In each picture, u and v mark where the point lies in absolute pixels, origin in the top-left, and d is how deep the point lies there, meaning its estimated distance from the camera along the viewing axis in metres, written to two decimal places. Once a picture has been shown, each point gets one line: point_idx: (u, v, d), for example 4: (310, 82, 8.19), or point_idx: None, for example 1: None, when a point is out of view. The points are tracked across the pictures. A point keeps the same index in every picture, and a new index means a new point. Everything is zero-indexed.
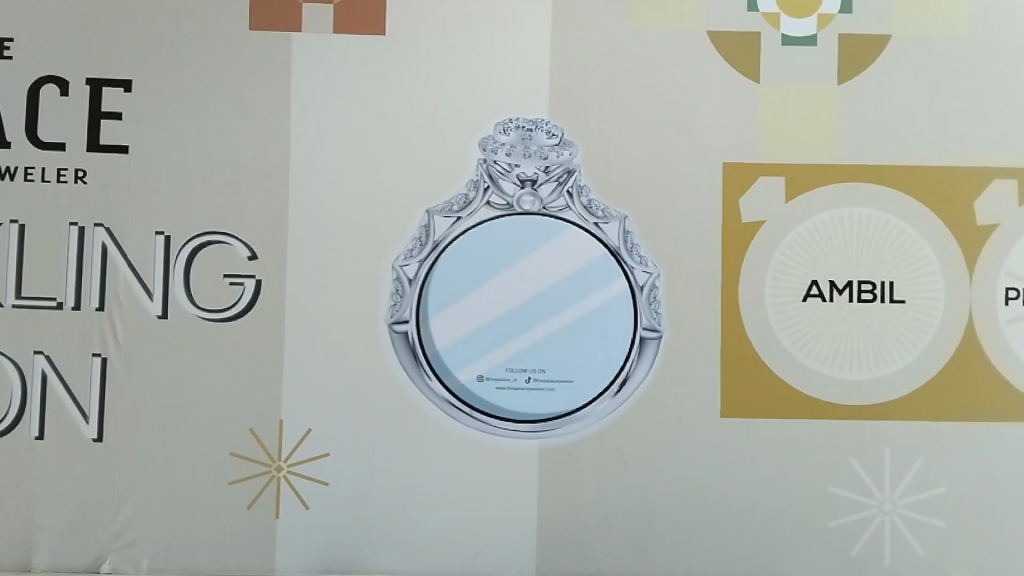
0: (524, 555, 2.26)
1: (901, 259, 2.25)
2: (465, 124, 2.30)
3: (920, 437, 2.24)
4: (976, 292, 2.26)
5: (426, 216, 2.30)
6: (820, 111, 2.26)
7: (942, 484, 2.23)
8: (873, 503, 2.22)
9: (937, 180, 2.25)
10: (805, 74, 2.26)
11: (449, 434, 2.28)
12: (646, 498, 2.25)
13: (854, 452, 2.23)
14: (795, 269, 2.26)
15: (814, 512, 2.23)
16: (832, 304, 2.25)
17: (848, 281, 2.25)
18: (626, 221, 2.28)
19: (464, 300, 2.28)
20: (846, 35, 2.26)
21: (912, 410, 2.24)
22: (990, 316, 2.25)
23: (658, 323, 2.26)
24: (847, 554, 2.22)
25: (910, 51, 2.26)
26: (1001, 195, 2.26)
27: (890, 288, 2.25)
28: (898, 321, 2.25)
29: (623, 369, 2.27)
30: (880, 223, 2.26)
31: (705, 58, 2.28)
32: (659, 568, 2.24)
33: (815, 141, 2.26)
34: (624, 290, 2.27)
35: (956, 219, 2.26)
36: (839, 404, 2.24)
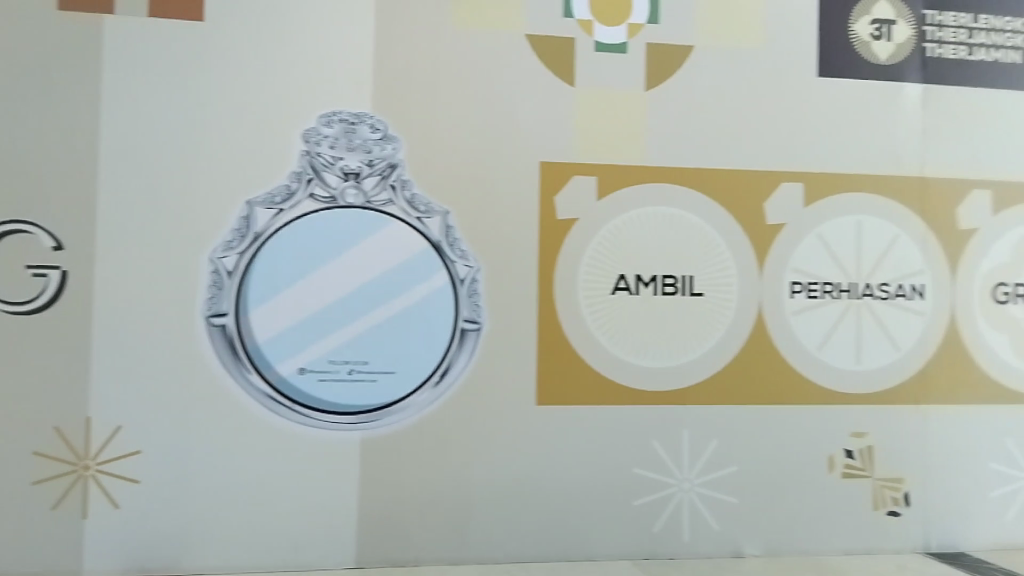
0: (344, 544, 2.28)
1: (701, 255, 2.43)
2: (287, 115, 2.29)
3: (716, 420, 2.41)
4: (765, 286, 2.45)
5: (247, 207, 2.27)
6: (629, 115, 2.39)
7: (735, 463, 2.41)
8: (673, 481, 2.38)
9: (733, 182, 2.43)
10: (616, 80, 2.39)
11: (268, 428, 2.27)
12: (464, 485, 2.32)
13: (658, 435, 2.38)
14: (606, 264, 2.39)
15: (621, 492, 2.37)
16: (639, 296, 2.40)
17: (652, 275, 2.41)
18: (448, 216, 2.34)
19: (285, 293, 2.27)
20: (652, 45, 2.40)
21: (711, 395, 2.41)
22: (776, 307, 2.45)
23: (478, 315, 2.34)
24: (649, 530, 2.38)
25: (711, 61, 2.42)
26: (786, 197, 2.45)
27: (691, 282, 2.42)
28: (699, 312, 2.42)
29: (445, 360, 2.33)
30: (683, 222, 2.42)
31: (525, 60, 2.36)
32: (475, 551, 2.32)
33: (625, 143, 2.39)
34: (445, 283, 2.33)
35: (747, 218, 2.44)
36: (645, 391, 2.38)
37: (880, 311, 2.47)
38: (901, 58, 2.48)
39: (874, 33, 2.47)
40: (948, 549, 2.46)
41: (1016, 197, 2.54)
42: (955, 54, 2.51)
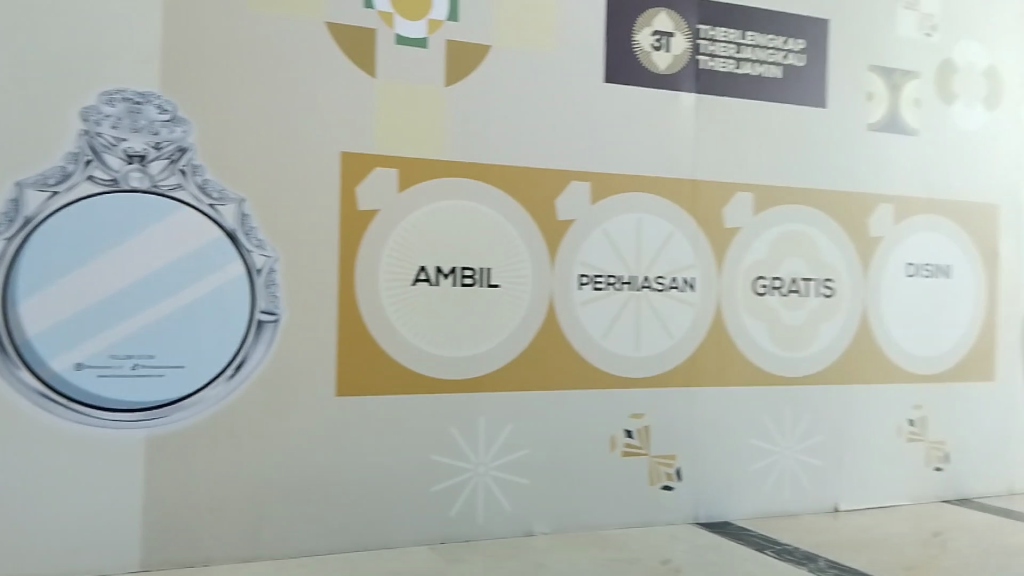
0: (127, 548, 2.17)
1: (500, 248, 2.51)
2: (61, 91, 2.12)
3: (510, 406, 2.51)
4: (556, 278, 2.57)
5: (14, 188, 2.08)
6: (430, 109, 2.43)
7: (527, 446, 2.52)
8: (469, 466, 2.46)
9: (527, 178, 2.53)
10: (416, 74, 2.42)
11: (39, 428, 2.10)
12: (258, 480, 2.27)
13: (455, 423, 2.45)
14: (406, 256, 2.41)
15: (419, 479, 2.41)
16: (438, 288, 2.44)
17: (451, 267, 2.46)
18: (243, 204, 2.26)
19: (60, 282, 2.11)
20: (452, 42, 2.45)
21: (507, 383, 2.51)
22: (567, 299, 2.58)
23: (275, 306, 2.29)
24: (446, 514, 2.44)
25: (509, 61, 2.51)
26: (576, 195, 2.59)
27: (488, 273, 2.50)
28: (497, 303, 2.50)
29: (239, 352, 2.26)
30: (481, 216, 2.49)
31: (324, 48, 2.33)
32: (271, 546, 2.29)
33: (425, 136, 2.42)
34: (240, 273, 2.27)
35: (541, 213, 2.55)
36: (444, 380, 2.44)
37: (658, 302, 2.68)
38: (678, 68, 2.69)
39: (655, 44, 2.66)
40: (714, 518, 2.72)
41: (775, 200, 2.81)
42: (725, 67, 2.74)
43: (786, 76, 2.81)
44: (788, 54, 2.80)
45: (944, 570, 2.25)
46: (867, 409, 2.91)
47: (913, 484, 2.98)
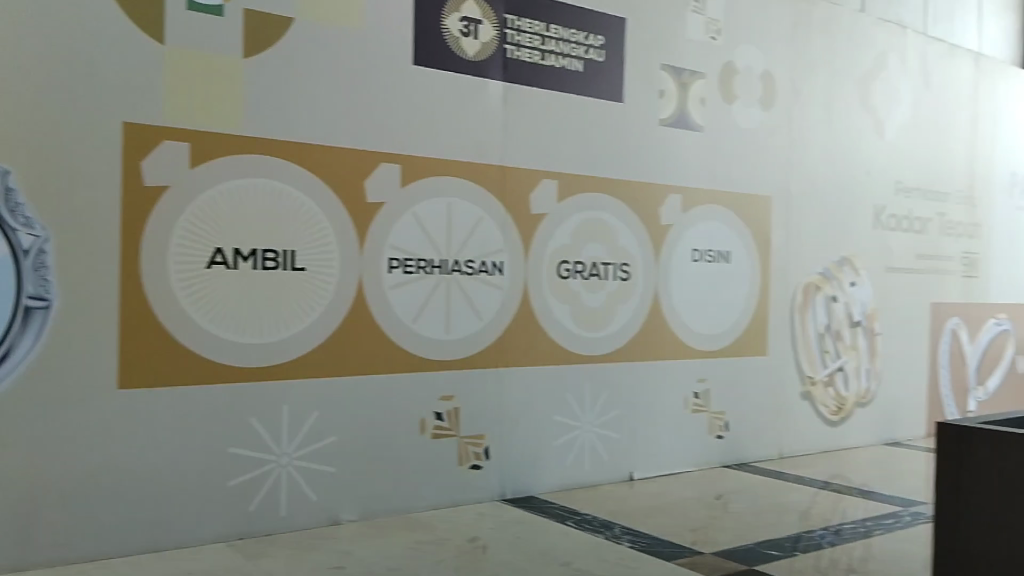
0: None
1: (304, 230, 2.41)
2: None
3: (315, 393, 2.43)
4: (365, 262, 2.50)
5: None
6: (227, 82, 2.29)
7: (333, 434, 2.46)
8: (270, 457, 2.36)
9: (334, 157, 2.45)
10: (212, 43, 2.27)
11: None
12: (28, 483, 2.04)
13: (255, 412, 2.33)
14: (201, 236, 2.25)
15: (215, 474, 2.28)
16: (237, 271, 2.31)
17: (252, 249, 2.33)
18: (6, 176, 2.01)
19: None
20: (251, 12, 2.32)
21: (311, 368, 2.43)
22: (375, 283, 2.52)
23: (46, 291, 2.06)
24: (246, 508, 2.33)
25: (313, 37, 2.42)
26: (385, 177, 2.54)
27: (292, 256, 2.39)
28: (300, 286, 2.41)
29: (4, 343, 2.01)
30: (284, 196, 2.37)
31: (105, 8, 2.13)
32: (43, 555, 2.07)
33: (222, 110, 2.28)
34: (4, 254, 2.02)
35: (349, 195, 2.47)
36: (243, 367, 2.32)
37: (466, 285, 2.70)
38: (485, 55, 2.73)
39: (463, 30, 2.67)
40: (519, 494, 2.81)
41: (576, 187, 2.92)
42: (530, 57, 2.81)
43: (587, 71, 2.93)
44: (588, 49, 2.92)
45: (723, 530, 2.46)
46: (656, 385, 3.12)
47: (697, 452, 3.24)
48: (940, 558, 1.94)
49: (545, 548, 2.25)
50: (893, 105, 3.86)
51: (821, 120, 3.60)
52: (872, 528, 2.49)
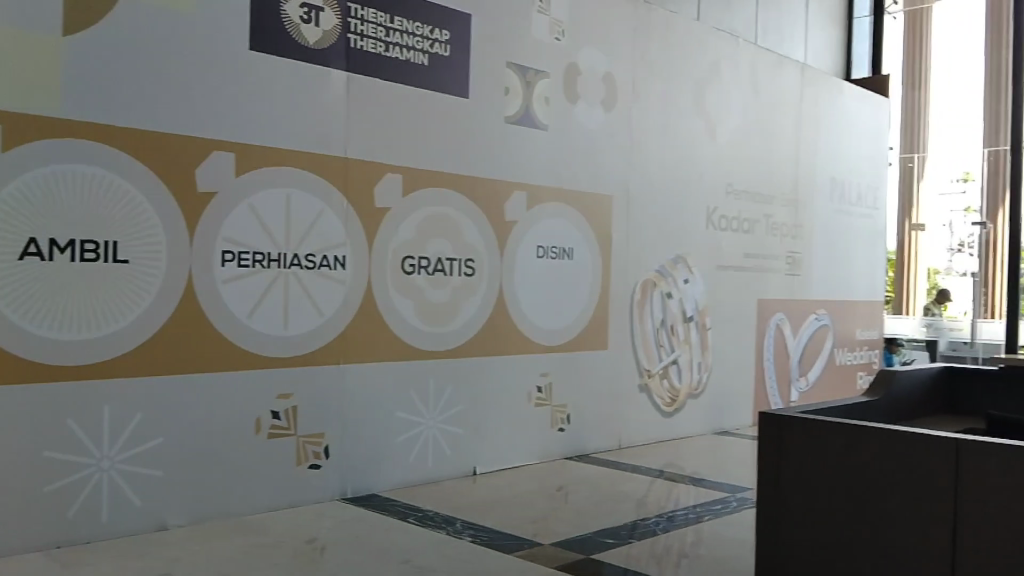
0: None
1: (128, 220, 2.25)
2: None
3: (140, 393, 2.29)
4: (197, 254, 2.38)
5: None
6: (40, 58, 2.11)
7: (160, 435, 2.33)
8: (90, 461, 2.20)
9: (163, 143, 2.31)
10: (23, 15, 2.08)
11: None
12: None
13: (73, 414, 2.17)
14: (8, 225, 2.06)
15: (25, 483, 2.10)
16: (50, 263, 2.13)
17: (68, 240, 2.16)
18: None
19: None
20: None
21: (136, 367, 2.28)
22: (208, 277, 2.41)
23: None
24: (61, 518, 2.17)
25: (140, 14, 2.26)
26: (219, 166, 2.42)
27: (114, 248, 2.24)
28: (124, 280, 2.25)
29: None
30: (105, 183, 2.21)
31: None
32: None
33: (34, 88, 2.09)
34: None
35: (179, 184, 2.34)
36: (58, 367, 2.15)
37: (307, 280, 2.62)
38: (327, 44, 2.66)
39: (304, 17, 2.59)
40: (361, 491, 2.77)
41: (422, 181, 2.90)
42: (374, 48, 2.77)
43: (432, 64, 2.91)
44: (434, 43, 2.91)
45: (562, 520, 2.53)
46: (501, 379, 3.16)
47: (540, 444, 3.31)
48: (757, 546, 1.93)
49: (385, 546, 2.23)
50: (726, 111, 4.08)
51: (660, 123, 3.76)
52: (701, 513, 2.63)
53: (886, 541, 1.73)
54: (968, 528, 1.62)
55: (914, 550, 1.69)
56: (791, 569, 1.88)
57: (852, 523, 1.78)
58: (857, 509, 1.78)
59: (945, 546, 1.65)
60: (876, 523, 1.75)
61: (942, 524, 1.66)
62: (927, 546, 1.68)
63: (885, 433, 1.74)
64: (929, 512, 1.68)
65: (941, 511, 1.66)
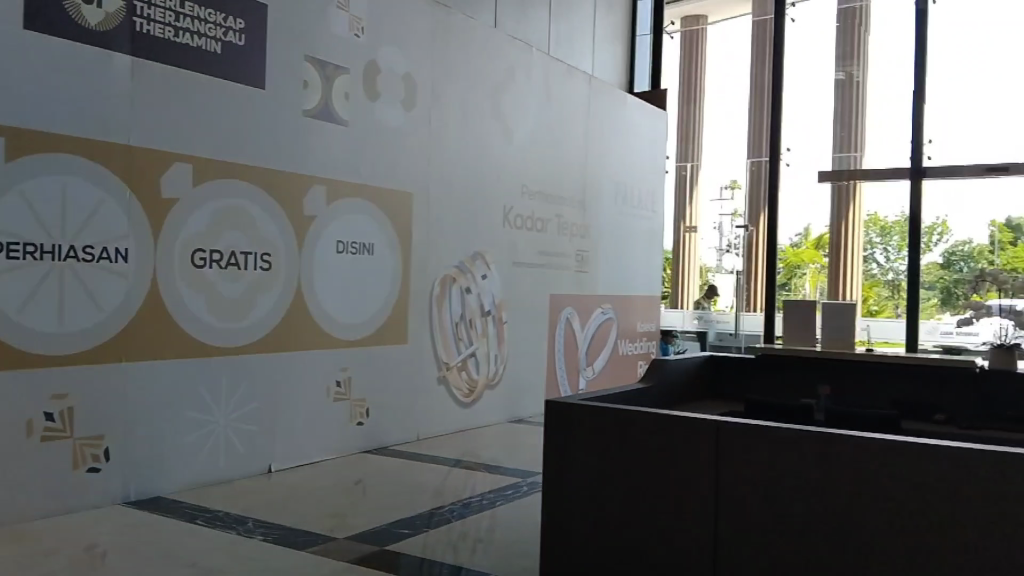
0: None
1: None
2: None
3: None
4: None
5: None
6: None
7: None
8: None
9: None
10: None
11: None
12: None
13: None
14: None
15: None
16: None
17: None
18: None
19: None
20: None
21: None
22: None
23: None
24: None
25: None
26: None
27: None
28: None
29: None
30: None
31: None
32: None
33: None
34: None
35: None
36: None
37: (85, 274, 2.44)
38: (109, 25, 2.49)
39: None
40: (147, 495, 2.63)
41: (213, 172, 2.79)
42: (163, 33, 2.63)
43: (225, 53, 2.82)
44: (227, 31, 2.81)
45: (360, 514, 2.55)
46: (298, 376, 3.12)
47: (338, 439, 3.30)
48: (543, 530, 1.96)
49: (173, 551, 2.14)
50: (520, 115, 4.26)
51: (458, 124, 3.86)
52: (494, 499, 2.75)
53: (658, 525, 1.80)
54: (727, 512, 1.71)
55: (685, 534, 1.76)
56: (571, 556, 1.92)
57: (629, 508, 1.84)
58: (634, 494, 1.83)
59: (707, 528, 1.73)
60: (650, 507, 1.81)
61: (705, 508, 1.74)
62: (692, 528, 1.75)
63: (623, 414, 1.85)
64: (695, 496, 1.75)
65: (705, 496, 1.74)
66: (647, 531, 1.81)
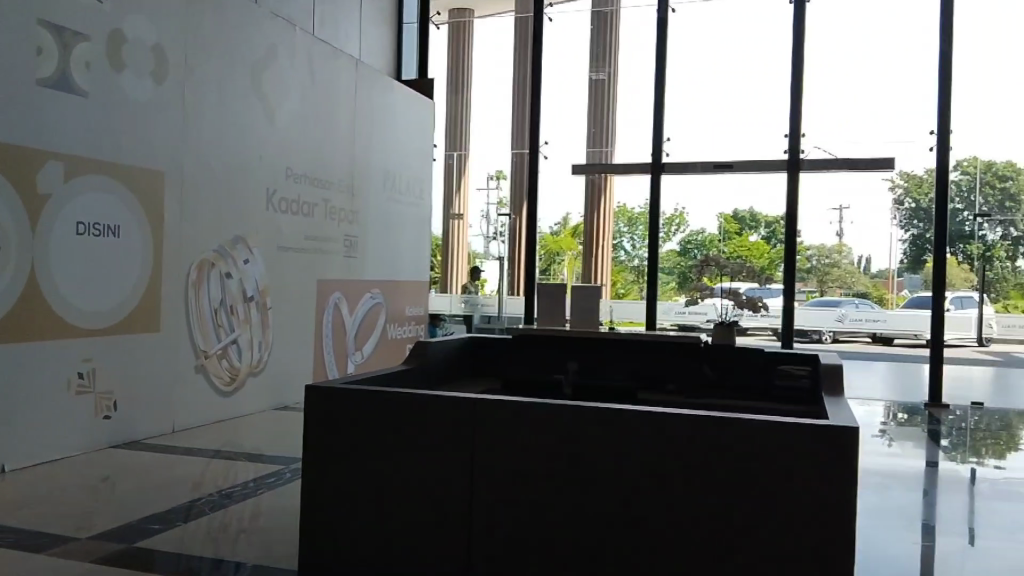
0: None
1: None
2: None
3: None
4: None
5: None
6: None
7: None
8: None
9: None
10: None
11: None
12: None
13: None
14: None
15: None
16: None
17: None
18: None
19: None
20: None
21: None
22: None
23: None
24: None
25: None
26: None
27: None
28: None
29: None
30: None
31: None
32: None
33: None
34: None
35: None
36: None
37: None
38: None
39: None
40: None
41: None
42: None
43: None
44: None
45: (108, 512, 2.40)
46: (34, 370, 2.84)
47: (83, 435, 3.07)
48: (301, 515, 1.93)
49: None
50: (283, 95, 4.14)
51: (215, 102, 3.69)
52: (256, 488, 2.70)
53: (413, 501, 1.84)
54: (479, 485, 1.79)
55: (439, 507, 1.82)
56: (331, 539, 1.91)
57: (385, 487, 1.86)
58: (391, 474, 1.86)
59: (460, 501, 1.81)
60: (405, 485, 1.85)
61: (459, 482, 1.81)
62: (446, 503, 1.82)
63: (372, 396, 1.87)
64: (448, 472, 1.82)
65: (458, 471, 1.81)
66: (400, 509, 1.85)
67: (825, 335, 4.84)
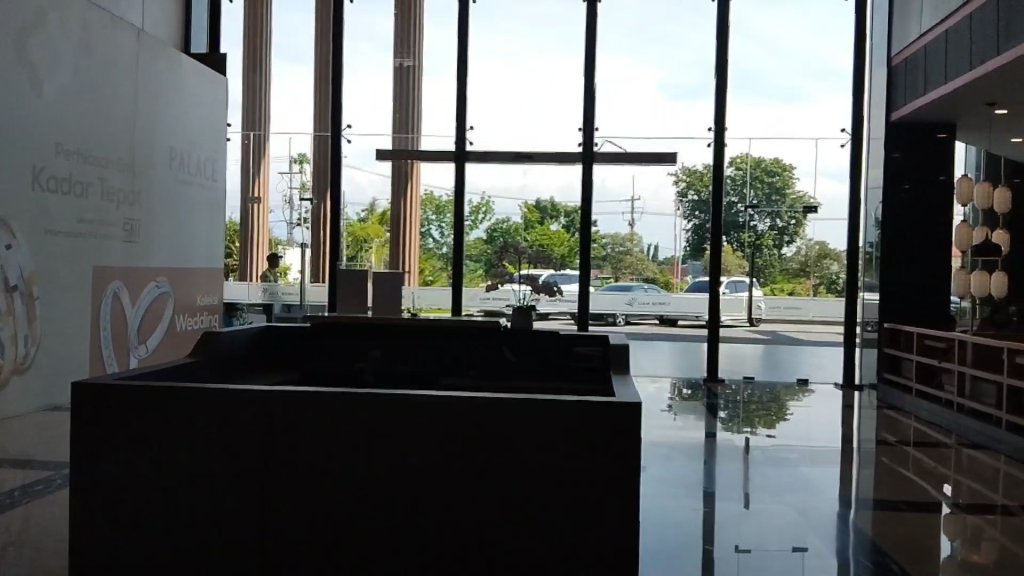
0: None
1: None
2: None
3: None
4: None
5: None
6: None
7: None
8: None
9: None
10: None
11: None
12: None
13: None
14: None
15: None
16: None
17: None
18: None
19: None
20: None
21: None
22: None
23: None
24: None
25: None
26: None
27: None
28: None
29: None
30: None
31: None
32: None
33: None
34: None
35: None
36: None
37: None
38: None
39: None
40: None
41: None
42: None
43: None
44: None
45: None
46: None
47: None
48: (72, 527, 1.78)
49: None
50: (53, 65, 3.77)
51: None
52: (24, 496, 2.46)
53: (199, 502, 1.75)
54: (269, 483, 1.73)
55: (226, 508, 1.74)
56: (107, 550, 1.77)
57: (166, 488, 1.75)
58: (176, 473, 1.75)
59: (250, 499, 1.74)
60: (189, 485, 1.75)
61: (248, 477, 1.74)
62: (237, 499, 1.74)
63: (150, 394, 1.75)
64: (235, 471, 1.74)
65: (246, 470, 1.74)
66: (185, 510, 1.75)
67: (619, 318, 5.12)
